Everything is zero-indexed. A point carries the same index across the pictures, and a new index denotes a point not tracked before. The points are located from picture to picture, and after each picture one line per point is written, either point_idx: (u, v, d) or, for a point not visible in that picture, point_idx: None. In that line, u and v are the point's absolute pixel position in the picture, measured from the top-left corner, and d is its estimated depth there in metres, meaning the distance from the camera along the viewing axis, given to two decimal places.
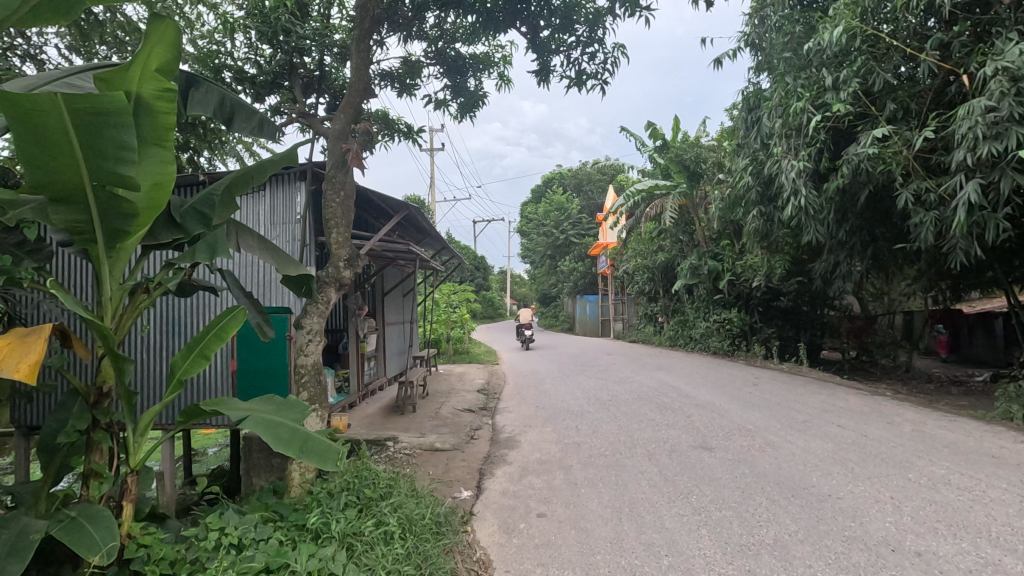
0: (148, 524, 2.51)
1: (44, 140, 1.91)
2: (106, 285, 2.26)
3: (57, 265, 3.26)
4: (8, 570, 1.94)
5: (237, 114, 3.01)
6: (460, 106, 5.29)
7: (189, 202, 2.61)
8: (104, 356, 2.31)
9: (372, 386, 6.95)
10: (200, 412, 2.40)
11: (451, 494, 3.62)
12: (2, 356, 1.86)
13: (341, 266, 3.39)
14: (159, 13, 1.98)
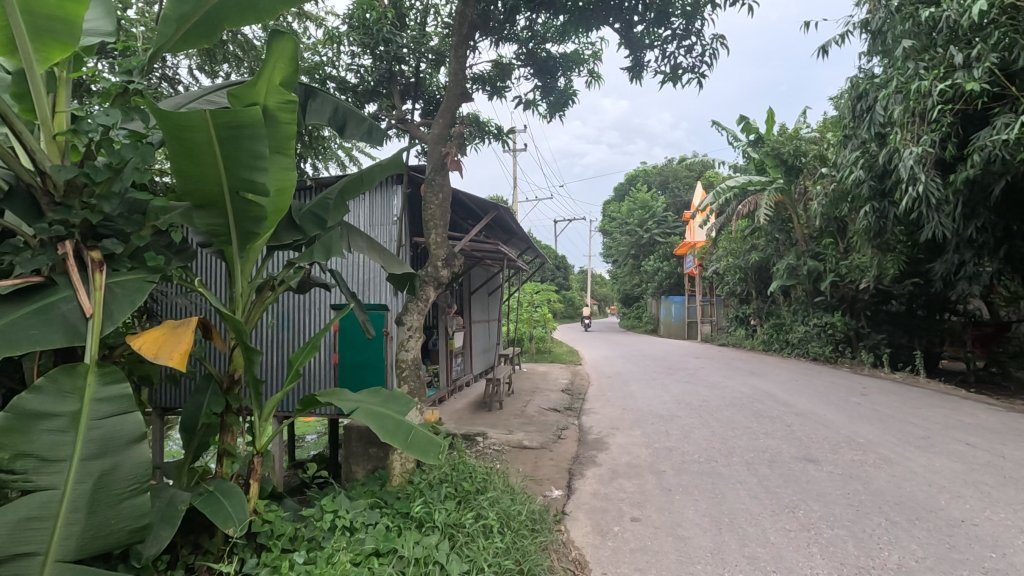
0: (270, 502, 2.73)
1: (192, 152, 2.13)
2: (238, 282, 2.48)
3: (198, 264, 3.64)
4: (161, 536, 2.15)
5: (349, 123, 3.22)
6: (549, 106, 5.33)
7: (307, 206, 2.79)
8: (236, 346, 2.53)
9: (459, 382, 7.14)
10: (316, 402, 2.57)
11: (542, 492, 3.65)
12: (158, 345, 2.09)
13: (439, 265, 3.53)
14: (280, 29, 2.13)
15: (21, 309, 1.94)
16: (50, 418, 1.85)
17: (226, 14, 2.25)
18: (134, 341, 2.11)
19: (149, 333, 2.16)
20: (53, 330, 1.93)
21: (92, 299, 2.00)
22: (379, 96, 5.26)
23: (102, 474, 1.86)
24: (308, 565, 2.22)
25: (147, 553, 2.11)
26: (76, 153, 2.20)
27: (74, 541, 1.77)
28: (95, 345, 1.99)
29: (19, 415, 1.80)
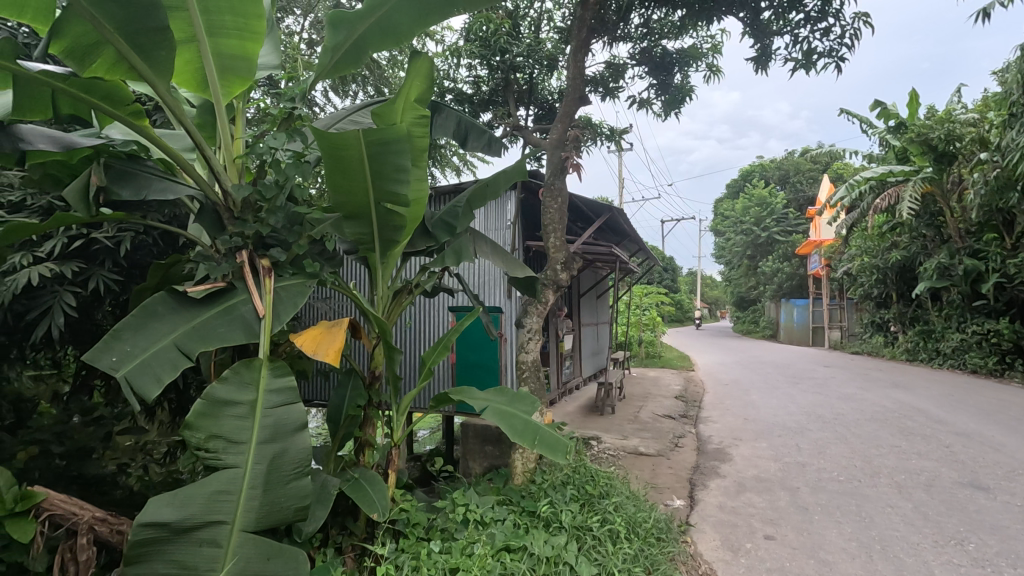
0: (405, 492, 2.91)
1: (346, 168, 2.34)
2: (379, 286, 2.69)
3: (344, 270, 4.01)
4: (317, 515, 2.37)
5: (472, 134, 3.35)
6: (664, 104, 5.21)
7: (438, 214, 2.95)
8: (377, 345, 2.74)
9: (569, 386, 7.14)
10: (448, 399, 2.71)
11: (664, 500, 3.54)
12: (316, 343, 2.32)
13: (558, 269, 3.56)
14: (418, 51, 2.29)
15: (210, 309, 2.24)
16: (234, 405, 2.14)
17: (369, 41, 2.47)
18: (297, 339, 2.36)
19: (308, 331, 2.41)
20: (235, 328, 2.22)
21: (264, 302, 2.27)
22: (495, 105, 5.49)
23: (274, 456, 2.09)
24: (444, 553, 2.34)
25: (307, 530, 2.34)
26: (249, 174, 2.50)
27: (253, 514, 1.99)
28: (266, 342, 2.26)
29: (211, 402, 2.10)
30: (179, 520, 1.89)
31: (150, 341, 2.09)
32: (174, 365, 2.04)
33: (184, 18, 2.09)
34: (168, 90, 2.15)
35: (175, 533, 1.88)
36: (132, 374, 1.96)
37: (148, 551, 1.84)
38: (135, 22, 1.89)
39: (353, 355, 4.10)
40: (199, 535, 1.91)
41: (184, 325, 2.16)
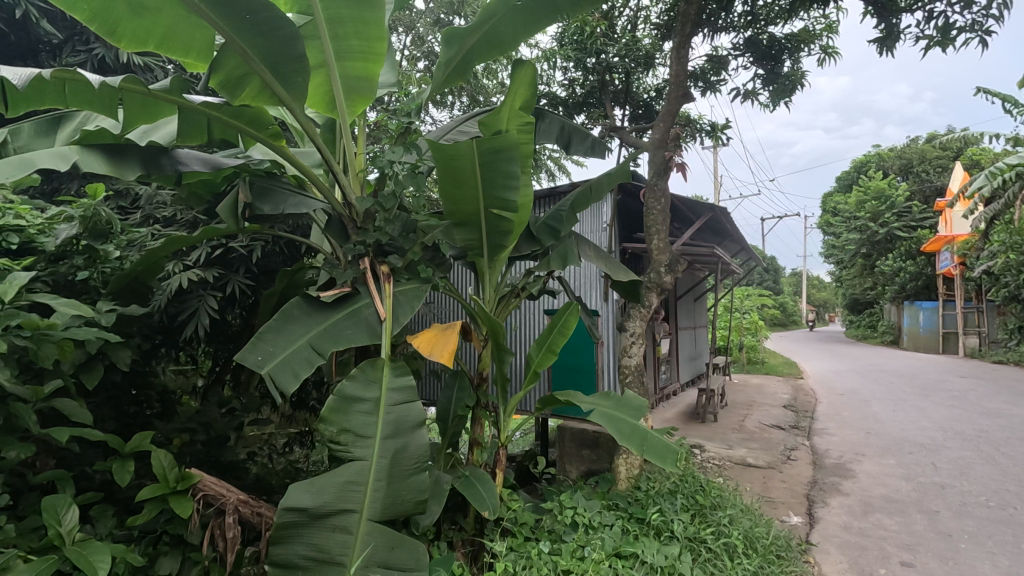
0: (512, 492, 2.97)
1: (459, 178, 2.43)
2: (487, 290, 2.78)
3: (453, 275, 4.23)
4: (432, 509, 2.48)
5: (574, 137, 3.36)
6: (772, 94, 4.91)
7: (542, 218, 2.99)
8: (486, 347, 2.81)
9: (667, 391, 6.92)
10: (555, 401, 2.73)
11: (780, 516, 3.33)
12: (432, 344, 2.43)
13: (662, 271, 3.49)
14: (521, 58, 2.33)
15: (338, 312, 2.42)
16: (361, 402, 2.29)
17: (477, 52, 2.56)
18: (414, 340, 2.49)
19: (424, 333, 2.52)
20: (360, 330, 2.38)
21: (385, 305, 2.43)
22: (589, 107, 5.46)
23: (397, 451, 2.22)
24: (556, 554, 2.36)
25: (423, 523, 2.45)
26: (369, 185, 2.68)
27: (379, 504, 2.12)
28: (388, 343, 2.41)
29: (342, 398, 2.27)
30: (316, 506, 2.05)
31: (288, 340, 2.28)
32: (309, 363, 2.21)
33: (317, 46, 2.27)
34: (301, 112, 2.35)
35: (312, 518, 2.04)
36: (275, 371, 2.15)
37: (290, 532, 2.00)
38: (277, 54, 2.08)
39: (462, 356, 4.30)
40: (332, 522, 2.06)
41: (317, 326, 2.35)
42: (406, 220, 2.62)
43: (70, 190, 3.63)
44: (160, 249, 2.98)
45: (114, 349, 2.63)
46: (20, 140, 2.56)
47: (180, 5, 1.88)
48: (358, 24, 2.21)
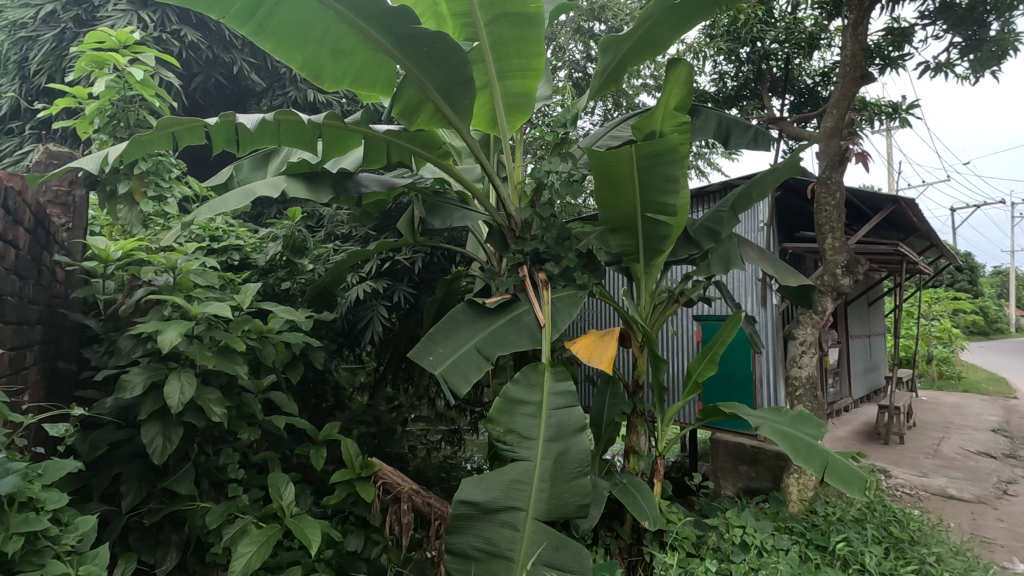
0: (670, 504, 2.86)
1: (616, 184, 2.43)
2: (641, 295, 2.75)
3: (608, 280, 4.31)
4: (592, 515, 2.47)
5: (734, 131, 3.19)
6: (974, 64, 4.20)
7: (700, 221, 2.87)
8: (642, 354, 2.76)
9: (837, 407, 6.21)
10: (718, 413, 2.60)
11: (1000, 561, 2.81)
12: (590, 349, 2.45)
13: (839, 273, 3.24)
14: (675, 57, 2.29)
15: (501, 318, 2.55)
16: (525, 404, 2.39)
17: (633, 55, 2.54)
18: (573, 345, 2.52)
19: (582, 339, 2.55)
20: (523, 335, 2.48)
21: (545, 312, 2.51)
22: (743, 100, 5.14)
23: (559, 454, 2.27)
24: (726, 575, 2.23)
25: (583, 527, 2.46)
26: (526, 196, 2.79)
27: (544, 504, 2.17)
28: (547, 348, 2.48)
29: (507, 400, 2.38)
30: (486, 501, 2.15)
31: (457, 344, 2.45)
32: (478, 366, 2.36)
33: (482, 68, 2.42)
34: (467, 130, 2.52)
35: (482, 512, 2.14)
36: (447, 372, 2.32)
37: (462, 523, 2.12)
38: (449, 81, 2.26)
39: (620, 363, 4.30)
40: (499, 518, 2.14)
41: (483, 331, 2.49)
42: (561, 230, 2.66)
43: (272, 214, 4.27)
44: (344, 261, 3.37)
45: (311, 349, 3.03)
46: (241, 174, 3.06)
47: (371, 47, 2.13)
48: (519, 44, 2.31)
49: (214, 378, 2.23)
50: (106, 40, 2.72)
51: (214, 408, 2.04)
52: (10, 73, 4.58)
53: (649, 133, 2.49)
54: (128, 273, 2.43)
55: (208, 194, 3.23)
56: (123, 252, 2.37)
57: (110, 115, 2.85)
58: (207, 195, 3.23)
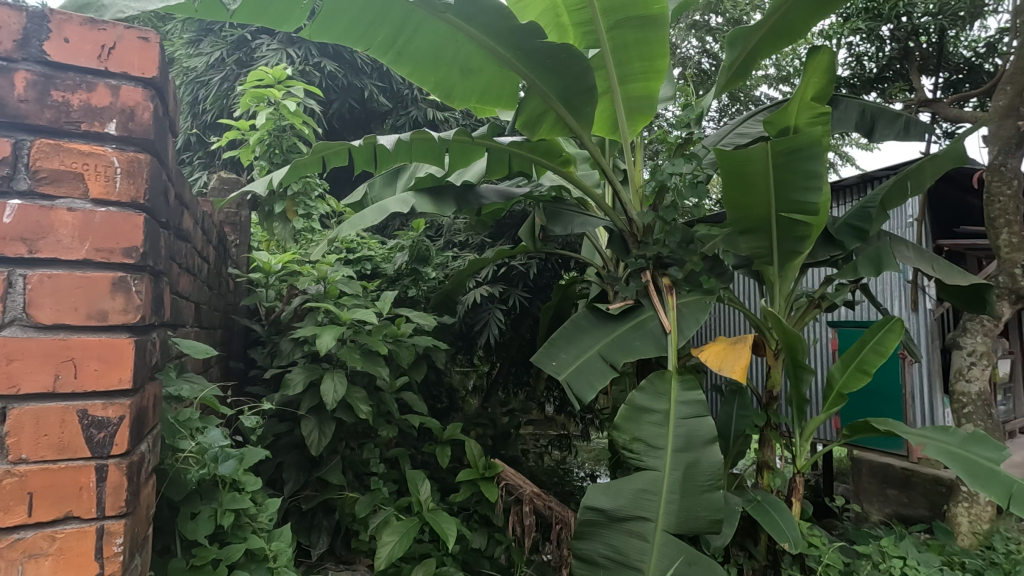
0: (811, 527, 2.64)
1: (748, 183, 2.30)
2: (776, 301, 2.59)
3: (736, 286, 4.15)
4: (725, 532, 2.35)
5: (880, 121, 2.90)
6: None
7: (841, 218, 2.66)
8: (777, 363, 2.59)
9: (1011, 429, 5.37)
10: (870, 428, 2.36)
11: None
12: (721, 357, 2.34)
13: (1018, 273, 2.86)
14: (816, 43, 2.13)
15: (625, 324, 2.51)
16: (651, 412, 2.32)
17: (765, 46, 2.41)
18: (701, 353, 2.42)
19: (711, 346, 2.44)
20: (648, 342, 2.43)
21: (670, 318, 2.44)
22: (885, 82, 4.66)
23: (689, 465, 2.18)
24: None
25: (715, 544, 2.35)
26: (648, 199, 2.73)
27: (673, 516, 2.10)
28: (674, 356, 2.42)
29: (633, 407, 2.34)
30: (614, 509, 2.12)
31: (580, 350, 2.45)
32: (602, 372, 2.35)
33: (603, 74, 2.42)
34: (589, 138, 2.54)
35: (610, 520, 2.11)
36: (572, 378, 2.33)
37: (590, 530, 2.10)
38: (572, 89, 2.29)
39: (753, 373, 4.12)
40: (627, 527, 2.09)
41: (606, 337, 2.47)
42: (684, 233, 2.58)
43: (398, 226, 4.57)
44: (466, 269, 3.51)
45: (437, 352, 3.20)
46: (374, 191, 3.27)
47: (498, 64, 2.20)
48: (642, 47, 2.29)
49: (358, 378, 2.43)
50: (265, 78, 3.05)
51: (361, 406, 2.23)
52: (185, 112, 5.32)
53: (783, 127, 2.27)
54: (285, 283, 2.72)
55: (345, 211, 3.51)
56: (282, 264, 2.66)
57: (268, 144, 3.19)
58: (344, 212, 3.53)
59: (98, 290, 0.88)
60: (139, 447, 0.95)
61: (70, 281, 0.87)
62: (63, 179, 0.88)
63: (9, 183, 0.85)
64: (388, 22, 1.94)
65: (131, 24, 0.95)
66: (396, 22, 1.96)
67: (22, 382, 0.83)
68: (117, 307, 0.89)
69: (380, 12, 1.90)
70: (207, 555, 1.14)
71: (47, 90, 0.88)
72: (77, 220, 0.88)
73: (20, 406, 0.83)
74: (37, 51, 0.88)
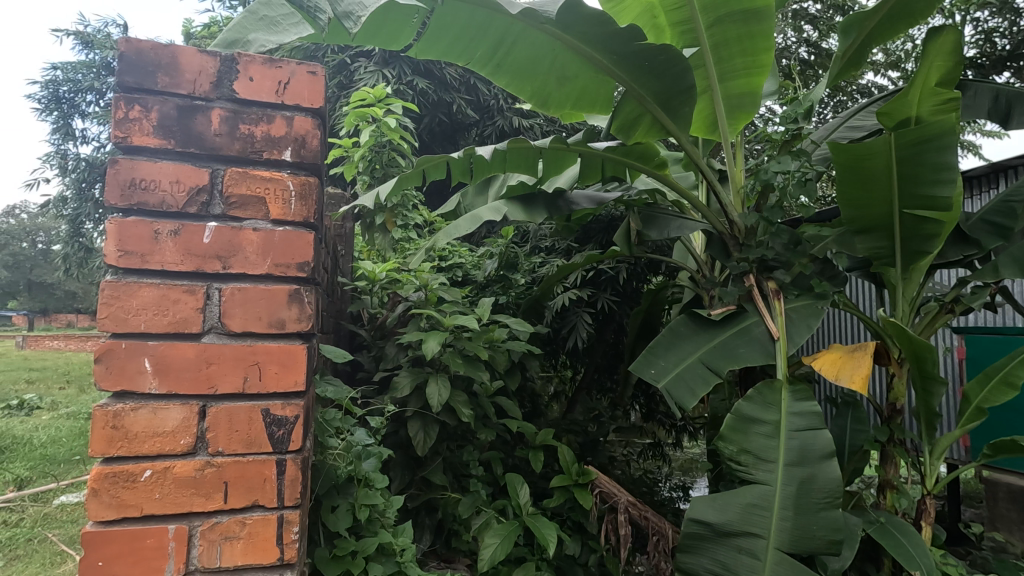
0: (946, 556, 2.38)
1: (866, 179, 2.15)
2: (899, 305, 2.38)
3: (851, 288, 3.88)
4: (844, 554, 2.17)
5: (1018, 107, 2.59)
6: None
7: (977, 214, 2.41)
8: (903, 373, 2.37)
9: None
10: (1017, 449, 2.10)
11: None
12: (837, 367, 2.19)
13: None
14: (938, 24, 1.92)
15: (727, 329, 2.40)
16: (760, 424, 2.17)
17: (882, 31, 2.23)
18: (814, 361, 2.28)
19: (825, 354, 2.29)
20: (754, 349, 2.29)
21: (778, 324, 2.30)
22: None
23: (804, 481, 2.02)
24: None
25: (832, 567, 2.17)
26: (750, 200, 2.64)
27: (786, 534, 1.95)
28: (784, 363, 2.27)
29: (740, 417, 2.19)
30: (721, 523, 2.00)
31: (680, 357, 2.38)
32: (705, 380, 2.26)
33: (702, 73, 2.36)
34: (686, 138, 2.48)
35: (717, 534, 1.99)
36: (671, 386, 2.26)
37: (694, 544, 2.00)
38: (669, 91, 2.24)
39: (873, 384, 3.83)
40: (736, 543, 1.97)
41: (707, 344, 2.38)
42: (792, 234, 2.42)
43: (486, 234, 4.67)
44: (556, 275, 3.51)
45: (528, 358, 3.22)
46: (466, 200, 3.31)
47: (593, 69, 2.20)
48: (745, 41, 2.21)
49: (458, 382, 2.50)
50: (367, 98, 3.25)
51: (464, 409, 2.32)
52: None
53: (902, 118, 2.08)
54: (387, 290, 2.86)
55: (437, 221, 3.63)
56: (385, 273, 2.80)
57: (370, 160, 3.38)
58: (436, 222, 3.65)
59: (278, 301, 1.15)
60: (307, 444, 1.22)
61: (256, 293, 1.14)
62: (249, 203, 1.16)
63: (207, 208, 1.14)
64: (487, 39, 2.01)
65: (302, 62, 1.21)
66: (496, 36, 2.01)
67: (219, 382, 1.10)
68: (292, 316, 1.16)
69: (480, 28, 1.97)
70: (346, 547, 1.33)
71: (237, 125, 1.16)
72: (260, 238, 1.15)
73: (219, 400, 1.10)
74: (229, 91, 1.16)
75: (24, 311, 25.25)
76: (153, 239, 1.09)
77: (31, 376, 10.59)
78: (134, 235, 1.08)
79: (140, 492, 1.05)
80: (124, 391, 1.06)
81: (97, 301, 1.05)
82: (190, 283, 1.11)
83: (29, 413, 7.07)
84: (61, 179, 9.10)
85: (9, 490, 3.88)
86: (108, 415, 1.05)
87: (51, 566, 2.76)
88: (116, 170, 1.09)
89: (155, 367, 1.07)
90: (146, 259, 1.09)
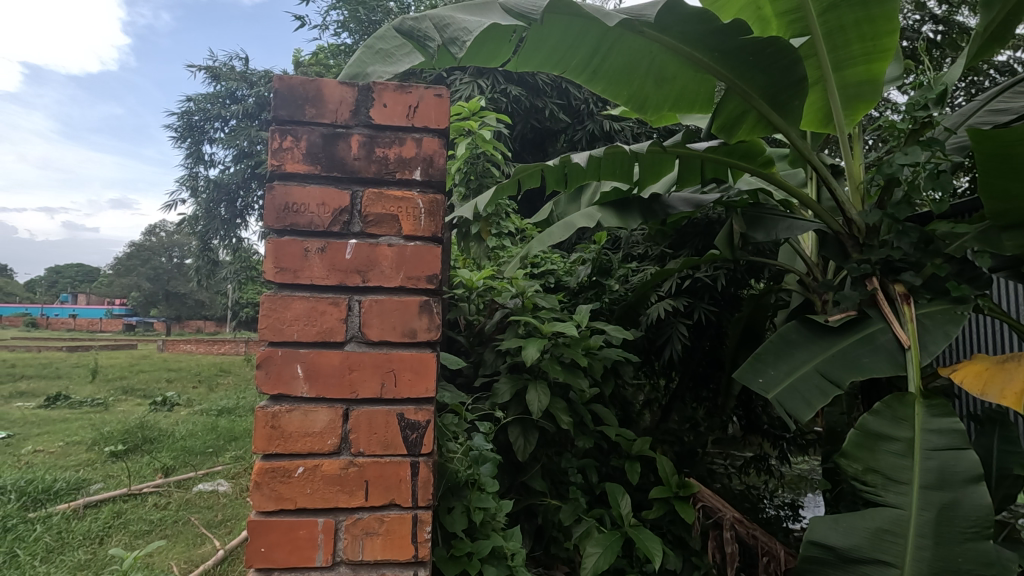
0: None
1: (1017, 166, 1.91)
2: None
3: (997, 292, 3.44)
4: None
5: None
6: None
7: None
8: None
9: None
10: None
11: None
12: (983, 379, 1.95)
13: None
14: None
15: (848, 337, 2.21)
16: (891, 441, 1.96)
17: None
18: (954, 373, 2.03)
19: (968, 365, 2.04)
20: (880, 358, 2.08)
21: (908, 331, 2.07)
22: None
23: (946, 506, 1.79)
24: None
25: None
26: (870, 197, 2.44)
27: (926, 565, 1.71)
28: (917, 375, 2.03)
29: (866, 433, 2.00)
30: (846, 548, 1.80)
31: (792, 367, 2.22)
32: (822, 391, 2.07)
33: (814, 63, 2.20)
34: (797, 134, 2.34)
35: (842, 561, 1.80)
36: (784, 397, 2.12)
37: (815, 569, 1.82)
38: (778, 85, 2.12)
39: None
40: (864, 572, 1.76)
41: (824, 352, 2.20)
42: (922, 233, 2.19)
43: (577, 241, 4.66)
44: (650, 280, 3.43)
45: (623, 366, 3.16)
46: (559, 208, 3.30)
47: (693, 66, 2.13)
48: (865, 26, 2.04)
49: (556, 390, 2.50)
50: (462, 112, 3.34)
51: (562, 416, 2.33)
52: None
53: None
54: (485, 298, 2.91)
55: (529, 229, 3.67)
56: (482, 282, 2.87)
57: (465, 172, 3.49)
58: (528, 229, 3.69)
59: (410, 312, 1.22)
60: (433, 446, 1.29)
61: (391, 304, 1.22)
62: (384, 221, 1.24)
63: (348, 227, 1.23)
64: (585, 45, 2.00)
65: (430, 86, 1.28)
66: (594, 42, 2.00)
67: (360, 387, 1.18)
68: (422, 325, 1.22)
69: (579, 35, 1.97)
70: (463, 548, 1.41)
71: (373, 148, 1.25)
72: (394, 253, 1.23)
73: (360, 403, 1.19)
74: (366, 118, 1.25)
75: (163, 318, 28.57)
76: (302, 257, 1.20)
77: (170, 375, 11.98)
78: (289, 252, 1.20)
79: (294, 487, 1.16)
80: (281, 394, 1.17)
81: (258, 314, 1.17)
82: (334, 296, 1.21)
83: (171, 409, 8.00)
84: (194, 200, 10.25)
85: (157, 477, 4.41)
86: (267, 416, 1.16)
87: (193, 546, 3.10)
88: (273, 195, 1.21)
89: (306, 373, 1.18)
90: (298, 275, 1.20)
